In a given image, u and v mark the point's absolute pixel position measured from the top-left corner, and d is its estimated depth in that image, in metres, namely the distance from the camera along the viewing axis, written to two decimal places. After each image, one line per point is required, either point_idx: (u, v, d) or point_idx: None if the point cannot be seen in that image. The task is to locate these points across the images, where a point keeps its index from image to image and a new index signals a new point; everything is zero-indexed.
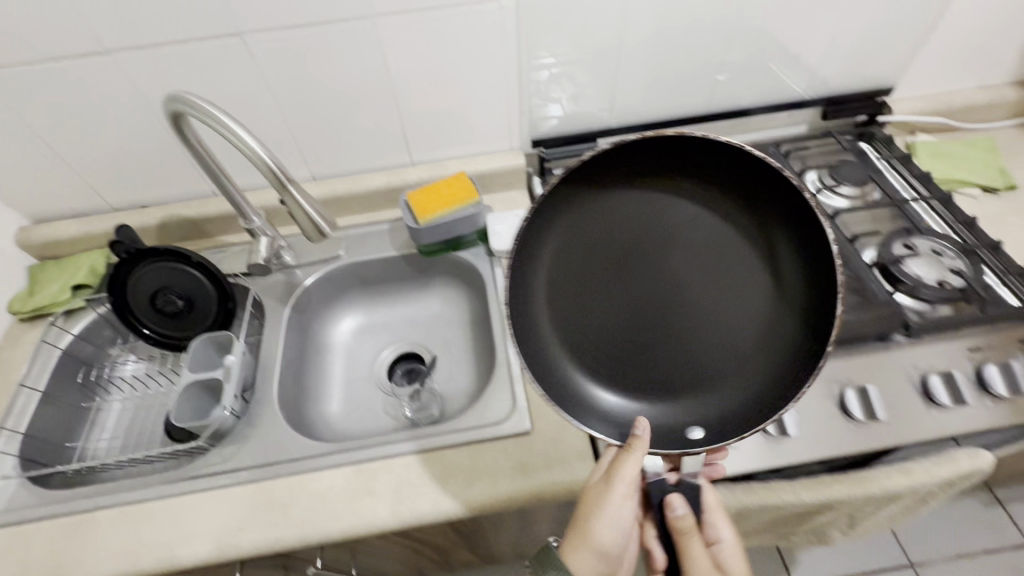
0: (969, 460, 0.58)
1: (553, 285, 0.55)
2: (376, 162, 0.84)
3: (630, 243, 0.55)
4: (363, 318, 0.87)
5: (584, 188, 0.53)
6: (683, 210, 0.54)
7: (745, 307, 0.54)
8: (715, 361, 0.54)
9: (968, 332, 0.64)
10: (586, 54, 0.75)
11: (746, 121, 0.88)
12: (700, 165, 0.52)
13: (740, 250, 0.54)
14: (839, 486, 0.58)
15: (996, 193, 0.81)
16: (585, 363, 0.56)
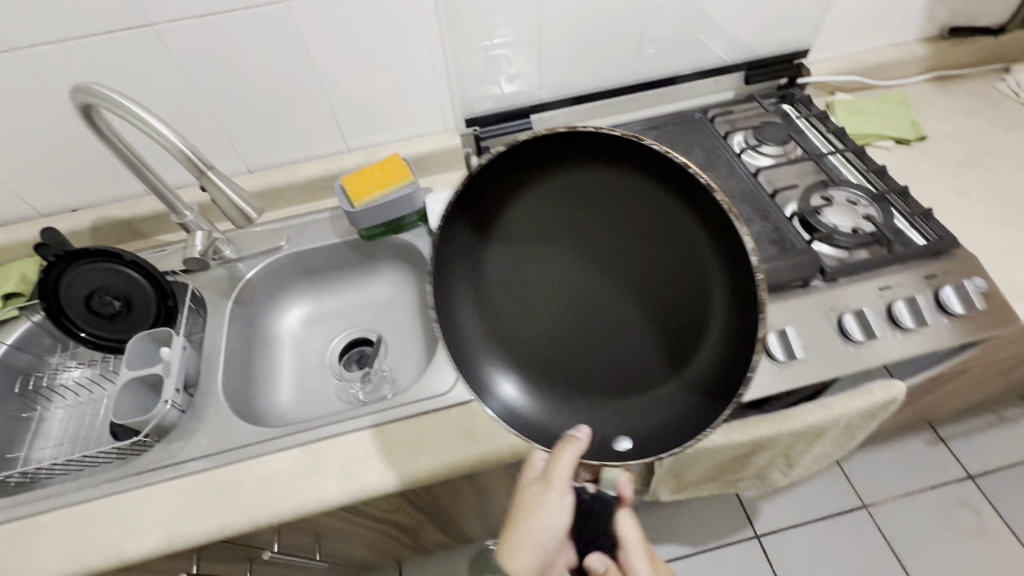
0: (879, 390, 0.63)
1: (484, 288, 0.49)
2: (311, 151, 0.83)
3: (558, 242, 0.49)
4: (312, 308, 0.87)
5: (497, 188, 0.48)
6: (611, 203, 0.47)
7: (687, 307, 0.46)
8: (659, 368, 0.47)
9: (882, 272, 0.68)
10: (529, 37, 0.78)
11: (674, 89, 0.91)
12: (619, 150, 0.45)
13: (676, 243, 0.45)
14: (765, 425, 0.62)
15: (907, 144, 0.86)
16: (518, 377, 0.48)
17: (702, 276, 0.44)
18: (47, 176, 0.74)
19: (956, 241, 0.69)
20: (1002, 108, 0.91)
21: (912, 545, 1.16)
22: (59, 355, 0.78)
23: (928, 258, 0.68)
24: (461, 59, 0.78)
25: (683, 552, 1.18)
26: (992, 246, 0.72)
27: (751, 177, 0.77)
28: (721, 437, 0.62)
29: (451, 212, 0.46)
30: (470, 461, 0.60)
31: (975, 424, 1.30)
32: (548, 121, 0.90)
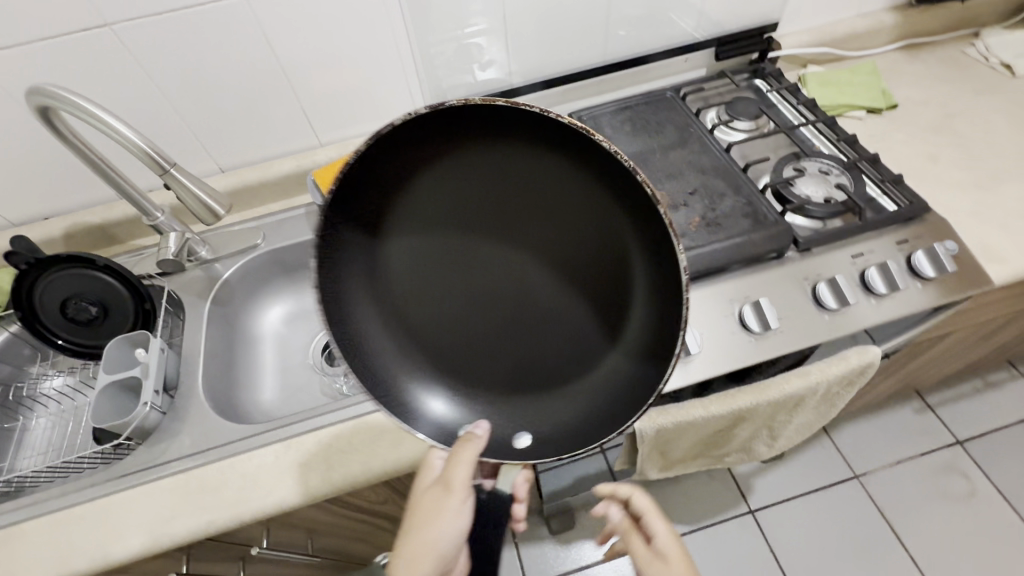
0: (853, 357, 0.64)
1: (382, 270, 0.45)
2: (282, 148, 0.83)
3: (462, 229, 0.47)
4: (292, 306, 0.87)
5: (401, 163, 0.43)
6: (520, 188, 0.46)
7: (593, 297, 0.47)
8: (563, 356, 0.48)
9: (854, 241, 0.68)
10: (505, 23, 0.78)
11: (646, 69, 0.91)
12: (542, 136, 0.43)
13: (585, 233, 0.46)
14: (743, 396, 0.62)
15: (878, 114, 0.86)
16: (425, 369, 0.47)
17: (610, 269, 0.46)
18: (16, 184, 0.73)
19: (927, 205, 0.70)
20: (971, 73, 0.92)
21: (903, 511, 1.18)
22: (40, 364, 0.78)
23: (900, 225, 0.69)
24: (430, 48, 0.77)
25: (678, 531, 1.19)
26: (962, 209, 0.72)
27: (724, 152, 0.77)
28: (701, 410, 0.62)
29: (357, 182, 0.42)
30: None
31: (961, 390, 1.32)
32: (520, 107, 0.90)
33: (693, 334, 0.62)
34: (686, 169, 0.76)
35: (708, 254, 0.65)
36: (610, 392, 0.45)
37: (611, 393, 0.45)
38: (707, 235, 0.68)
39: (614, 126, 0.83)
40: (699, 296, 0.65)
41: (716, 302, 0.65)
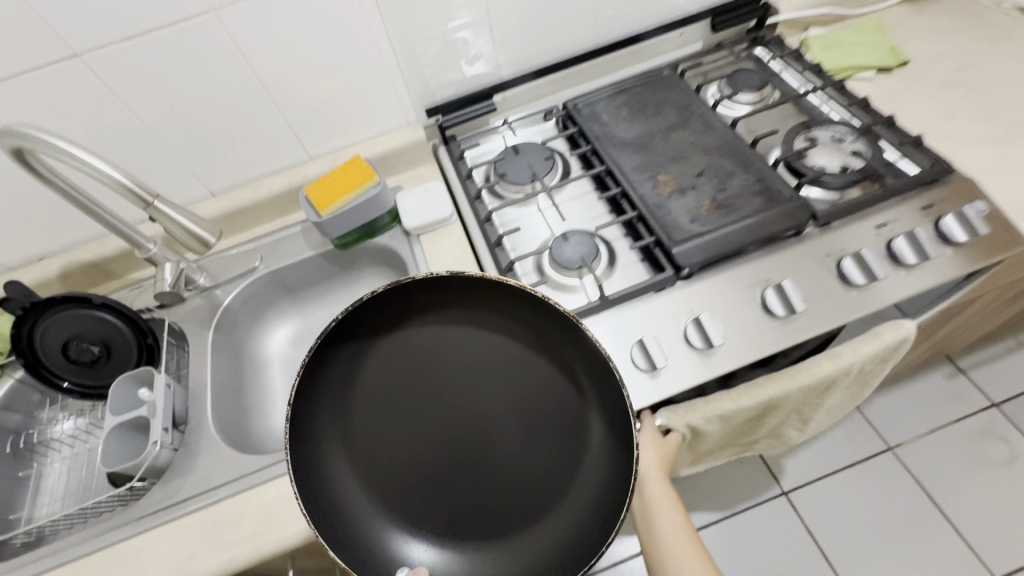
0: (885, 333, 0.60)
1: (360, 402, 0.50)
2: (270, 165, 0.80)
3: (432, 376, 0.51)
4: (298, 326, 0.84)
5: (398, 312, 0.51)
6: (492, 341, 0.51)
7: (548, 452, 0.48)
8: (522, 509, 0.47)
9: (874, 211, 0.65)
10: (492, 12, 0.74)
11: (640, 48, 0.87)
12: (522, 305, 0.50)
13: (550, 389, 0.49)
14: (773, 384, 0.59)
15: (889, 73, 0.81)
16: (377, 504, 0.47)
17: (571, 426, 0.48)
18: (5, 230, 0.71)
19: (951, 165, 0.66)
20: (985, 19, 0.87)
21: (943, 482, 1.14)
22: (49, 409, 0.76)
23: (924, 188, 0.65)
24: (413, 48, 0.74)
25: (710, 520, 1.16)
26: (990, 165, 0.68)
27: (729, 128, 0.74)
28: (731, 403, 0.59)
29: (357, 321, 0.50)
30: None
31: (993, 351, 1.27)
32: (512, 100, 0.87)
33: (713, 324, 0.59)
34: (691, 151, 0.72)
35: (721, 239, 0.62)
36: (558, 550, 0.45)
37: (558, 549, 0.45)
38: (720, 219, 0.64)
39: (611, 112, 0.79)
40: (716, 284, 0.62)
41: (734, 289, 0.62)
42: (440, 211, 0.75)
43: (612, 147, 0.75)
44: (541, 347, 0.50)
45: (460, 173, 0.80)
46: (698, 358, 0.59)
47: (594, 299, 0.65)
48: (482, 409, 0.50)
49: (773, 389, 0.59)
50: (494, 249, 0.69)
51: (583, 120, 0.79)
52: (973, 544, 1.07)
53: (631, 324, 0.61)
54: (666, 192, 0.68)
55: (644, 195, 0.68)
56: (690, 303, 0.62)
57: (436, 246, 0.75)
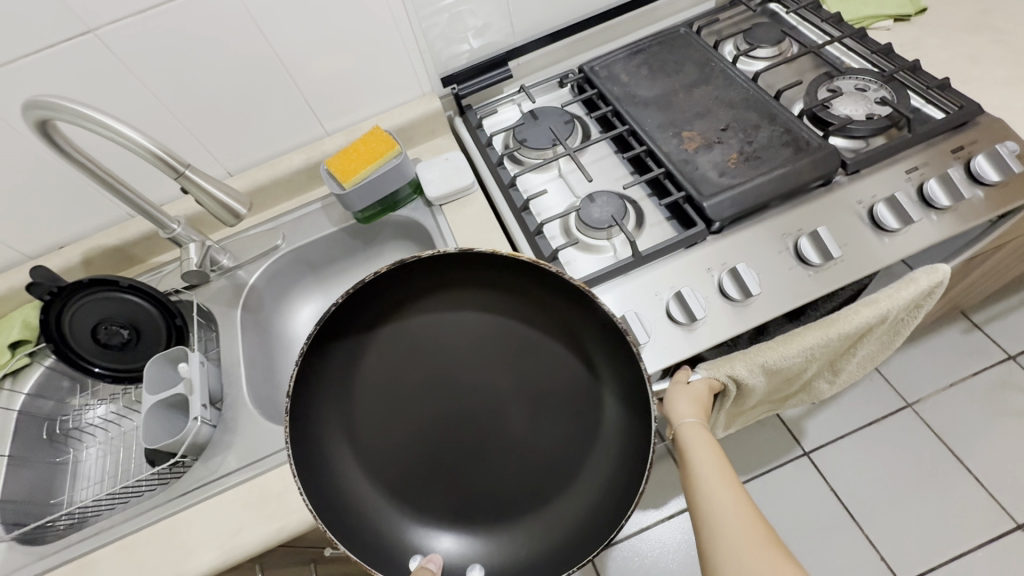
0: (918, 277, 0.60)
1: (365, 387, 0.49)
2: (287, 142, 0.79)
3: (440, 360, 0.50)
4: (322, 305, 0.84)
5: (404, 294, 0.50)
6: (497, 324, 0.51)
7: (558, 434, 0.48)
8: (532, 493, 0.47)
9: (903, 156, 0.64)
10: None
11: (653, 10, 0.86)
12: (531, 285, 0.49)
13: (559, 370, 0.49)
14: (810, 333, 0.59)
15: (907, 21, 0.80)
16: (384, 494, 0.47)
17: (581, 407, 0.48)
18: (25, 217, 0.71)
19: (979, 107, 0.66)
20: None
21: (963, 435, 1.15)
22: (80, 395, 0.77)
23: (952, 131, 0.65)
24: (421, 21, 0.73)
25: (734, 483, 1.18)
26: (1015, 107, 0.68)
27: (751, 82, 0.73)
28: (770, 353, 0.59)
29: (361, 301, 0.49)
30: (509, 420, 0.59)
31: (1007, 304, 1.28)
32: (526, 66, 0.85)
33: (750, 274, 0.59)
34: (714, 107, 0.71)
35: (752, 190, 0.62)
36: (571, 531, 0.45)
37: (571, 531, 0.45)
38: (749, 170, 0.64)
39: (630, 73, 0.78)
40: (748, 236, 0.62)
41: (766, 239, 0.62)
42: (463, 179, 0.75)
43: (633, 106, 0.74)
44: (551, 329, 0.49)
45: (480, 141, 0.79)
46: (733, 310, 0.59)
47: (625, 257, 0.65)
48: (490, 394, 0.50)
49: (812, 337, 0.59)
50: (521, 213, 0.69)
51: (601, 81, 0.78)
52: (995, 494, 1.09)
53: (666, 279, 0.61)
54: (692, 147, 0.68)
55: (669, 151, 0.68)
56: (722, 256, 0.62)
57: (460, 215, 0.75)
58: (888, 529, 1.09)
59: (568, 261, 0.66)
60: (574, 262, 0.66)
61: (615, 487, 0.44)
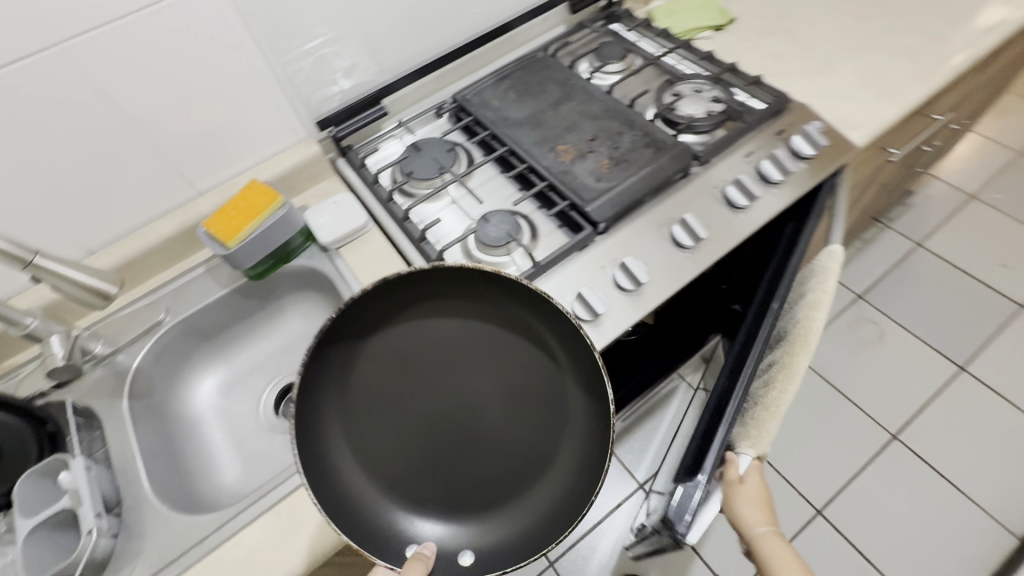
0: (834, 263, 0.66)
1: (357, 394, 0.51)
2: (153, 208, 0.73)
3: (424, 367, 0.53)
4: (225, 373, 0.77)
5: (390, 305, 0.52)
6: (478, 328, 0.53)
7: (534, 427, 0.52)
8: (512, 480, 0.51)
9: (741, 143, 0.75)
10: (349, 28, 0.74)
11: (511, 37, 0.92)
12: (504, 292, 0.52)
13: (535, 369, 0.53)
14: (796, 358, 0.59)
15: (723, 30, 0.94)
16: (381, 489, 0.51)
17: (552, 401, 0.52)
18: None
19: (787, 97, 0.79)
20: None
21: (840, 370, 1.34)
22: None
23: (773, 118, 0.77)
24: (283, 67, 0.72)
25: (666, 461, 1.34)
26: (815, 92, 0.82)
27: (607, 95, 0.81)
28: (783, 393, 0.57)
29: (348, 314, 0.50)
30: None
31: (850, 253, 1.51)
32: (401, 101, 0.87)
33: (638, 265, 0.65)
34: (581, 120, 0.78)
35: (626, 191, 0.69)
36: (545, 513, 0.50)
37: (545, 512, 0.50)
38: (620, 173, 0.71)
39: (500, 98, 0.83)
40: (631, 231, 0.68)
41: (647, 232, 0.68)
42: (357, 220, 0.74)
43: (508, 128, 0.79)
44: (524, 329, 0.53)
45: (367, 179, 0.79)
46: (630, 299, 0.64)
47: (526, 269, 0.68)
48: (474, 394, 0.53)
49: (804, 359, 0.59)
50: (420, 243, 0.70)
51: (475, 108, 0.82)
52: (873, 415, 1.27)
53: (567, 282, 0.65)
54: (568, 158, 0.73)
55: (548, 165, 0.73)
56: (612, 252, 0.67)
57: (359, 256, 0.74)
58: (799, 466, 1.23)
59: None
60: None
61: (582, 470, 0.49)
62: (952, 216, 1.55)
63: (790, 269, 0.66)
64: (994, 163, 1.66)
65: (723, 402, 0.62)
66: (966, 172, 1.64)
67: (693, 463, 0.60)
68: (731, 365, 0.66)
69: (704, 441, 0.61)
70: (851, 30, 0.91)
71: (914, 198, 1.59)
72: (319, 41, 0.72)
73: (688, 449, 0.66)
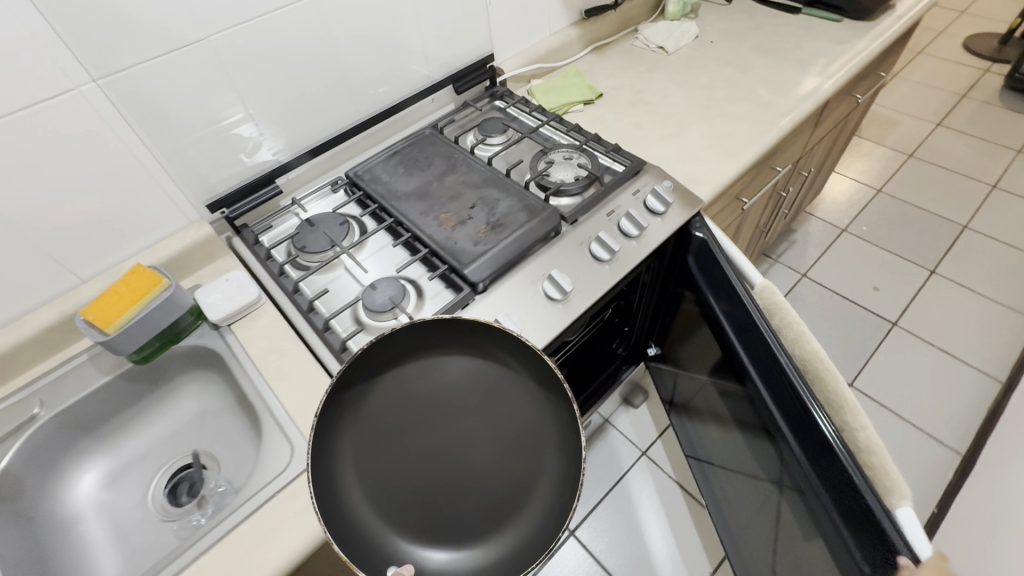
0: (777, 294, 0.75)
1: (369, 425, 0.53)
2: (28, 300, 0.72)
3: (430, 406, 0.55)
4: (109, 465, 0.75)
5: (409, 346, 0.56)
6: (481, 371, 0.56)
7: (525, 469, 0.52)
8: (497, 520, 0.50)
9: (604, 203, 0.84)
10: (267, 107, 0.81)
11: (402, 116, 1.00)
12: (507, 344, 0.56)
13: (528, 414, 0.54)
14: (839, 388, 0.65)
15: (592, 104, 1.07)
16: (375, 517, 0.49)
17: (540, 448, 0.53)
18: None
19: (643, 161, 0.90)
20: (641, 58, 1.19)
21: None
22: None
23: (631, 179, 0.87)
24: (182, 150, 0.75)
25: (627, 467, 1.46)
26: (669, 154, 0.94)
27: (486, 166, 0.89)
28: (863, 428, 0.60)
29: (372, 350, 0.54)
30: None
31: None
32: (296, 179, 0.91)
33: (510, 320, 0.70)
34: (463, 189, 0.85)
35: (501, 252, 0.76)
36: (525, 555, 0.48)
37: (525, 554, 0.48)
38: (496, 236, 0.78)
39: (389, 172, 0.90)
40: (507, 287, 0.74)
41: (521, 288, 0.74)
42: (249, 294, 0.76)
43: (396, 200, 0.85)
44: (523, 376, 0.55)
45: (259, 255, 0.81)
46: None
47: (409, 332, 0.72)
48: (473, 435, 0.53)
49: (845, 388, 0.64)
50: (307, 314, 0.72)
51: (365, 183, 0.88)
52: None
53: None
54: (450, 226, 0.80)
55: (431, 233, 0.79)
56: (489, 309, 0.72)
57: (251, 330, 0.76)
58: None
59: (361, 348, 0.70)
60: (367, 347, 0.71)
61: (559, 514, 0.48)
62: (830, 247, 1.74)
63: (755, 313, 0.75)
64: (859, 200, 1.89)
65: (824, 456, 0.63)
66: (837, 209, 1.86)
67: (861, 534, 0.58)
68: (795, 426, 0.69)
69: (848, 510, 0.60)
70: (698, 100, 1.05)
71: (796, 234, 1.79)
72: (245, 113, 0.79)
73: (829, 526, 0.64)
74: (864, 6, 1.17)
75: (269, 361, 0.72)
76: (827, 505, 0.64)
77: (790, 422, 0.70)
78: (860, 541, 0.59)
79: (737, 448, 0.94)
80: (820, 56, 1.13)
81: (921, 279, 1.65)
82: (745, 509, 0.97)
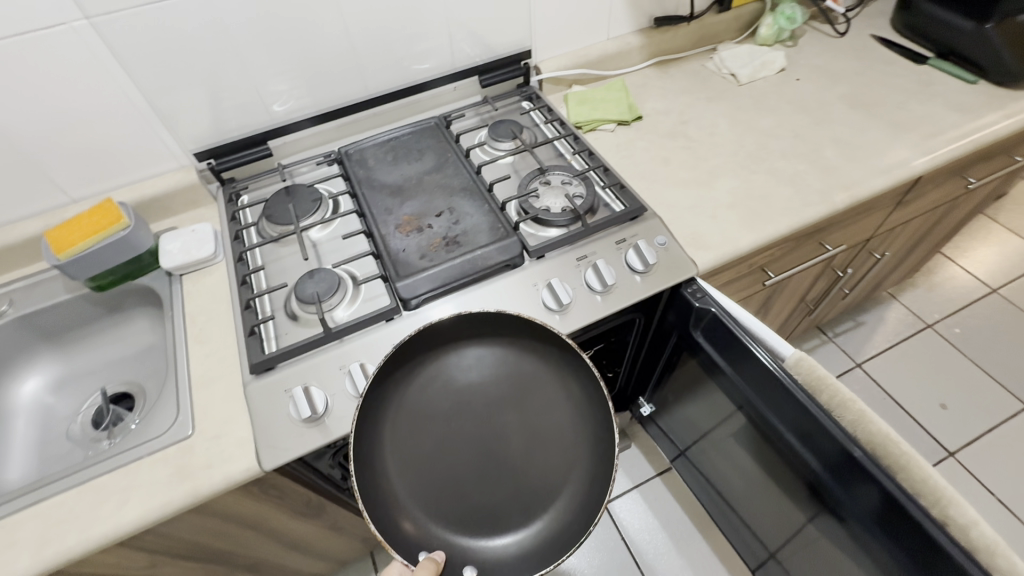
0: (818, 368, 0.63)
1: (406, 408, 0.56)
2: (23, 208, 0.78)
3: (466, 398, 0.56)
4: (58, 373, 0.81)
5: (450, 335, 0.58)
6: (519, 368, 0.58)
7: (554, 463, 0.54)
8: (524, 508, 0.53)
9: (579, 245, 0.75)
10: (289, 64, 0.80)
11: (419, 100, 0.96)
12: (545, 343, 0.58)
13: (558, 412, 0.56)
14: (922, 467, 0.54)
15: (627, 125, 0.95)
16: (410, 495, 0.53)
17: (568, 443, 0.55)
18: None
19: (646, 206, 0.79)
20: (708, 83, 1.04)
21: None
22: None
23: (623, 224, 0.77)
24: (198, 93, 0.77)
25: None
26: (684, 204, 0.81)
27: (475, 174, 0.82)
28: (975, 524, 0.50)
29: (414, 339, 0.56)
30: (199, 500, 0.59)
31: None
32: (294, 144, 0.91)
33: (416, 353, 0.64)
34: (437, 195, 0.80)
35: (443, 272, 0.70)
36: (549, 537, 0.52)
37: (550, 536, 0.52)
38: (445, 255, 0.73)
39: (377, 158, 0.88)
40: (437, 310, 0.69)
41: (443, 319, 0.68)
42: (205, 250, 0.77)
43: (371, 189, 0.83)
44: (557, 376, 0.57)
45: (229, 213, 0.83)
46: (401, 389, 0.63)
47: (320, 332, 0.69)
48: (506, 428, 0.55)
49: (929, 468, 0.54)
50: (239, 286, 0.72)
51: (350, 164, 0.87)
52: None
53: (351, 353, 0.67)
54: (406, 231, 0.76)
55: (386, 234, 0.76)
56: (405, 329, 0.68)
57: (199, 285, 0.77)
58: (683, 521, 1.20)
59: (274, 334, 0.70)
60: (281, 335, 0.70)
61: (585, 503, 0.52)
62: (906, 341, 1.48)
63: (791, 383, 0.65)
64: (966, 294, 1.57)
65: (851, 470, 0.61)
66: (931, 299, 1.56)
67: (914, 551, 0.56)
68: (846, 484, 0.63)
69: (896, 531, 0.57)
70: (749, 145, 0.90)
71: (866, 315, 1.54)
72: (272, 65, 0.80)
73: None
74: (1009, 70, 0.93)
75: (199, 321, 0.73)
76: (831, 487, 0.65)
77: (798, 437, 0.68)
78: (905, 553, 0.57)
79: (708, 426, 0.94)
80: (926, 122, 0.91)
81: (1007, 410, 1.35)
82: (728, 480, 0.98)
